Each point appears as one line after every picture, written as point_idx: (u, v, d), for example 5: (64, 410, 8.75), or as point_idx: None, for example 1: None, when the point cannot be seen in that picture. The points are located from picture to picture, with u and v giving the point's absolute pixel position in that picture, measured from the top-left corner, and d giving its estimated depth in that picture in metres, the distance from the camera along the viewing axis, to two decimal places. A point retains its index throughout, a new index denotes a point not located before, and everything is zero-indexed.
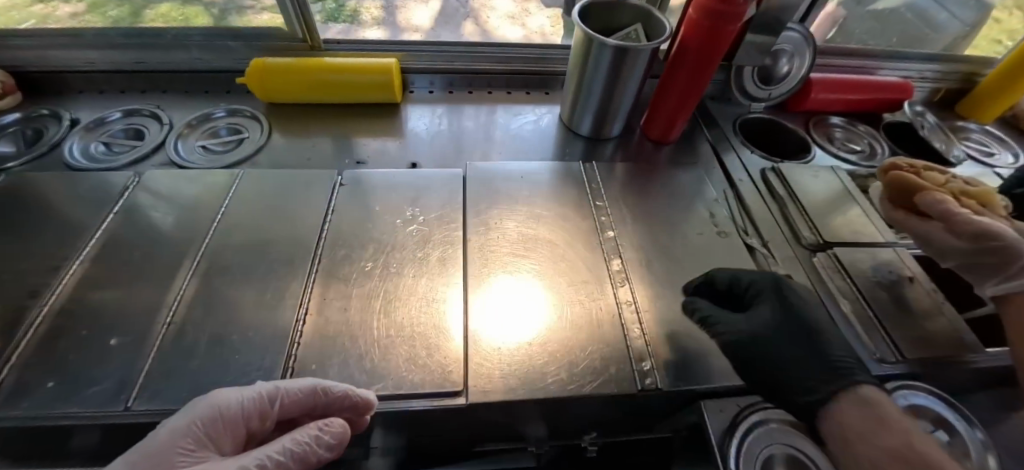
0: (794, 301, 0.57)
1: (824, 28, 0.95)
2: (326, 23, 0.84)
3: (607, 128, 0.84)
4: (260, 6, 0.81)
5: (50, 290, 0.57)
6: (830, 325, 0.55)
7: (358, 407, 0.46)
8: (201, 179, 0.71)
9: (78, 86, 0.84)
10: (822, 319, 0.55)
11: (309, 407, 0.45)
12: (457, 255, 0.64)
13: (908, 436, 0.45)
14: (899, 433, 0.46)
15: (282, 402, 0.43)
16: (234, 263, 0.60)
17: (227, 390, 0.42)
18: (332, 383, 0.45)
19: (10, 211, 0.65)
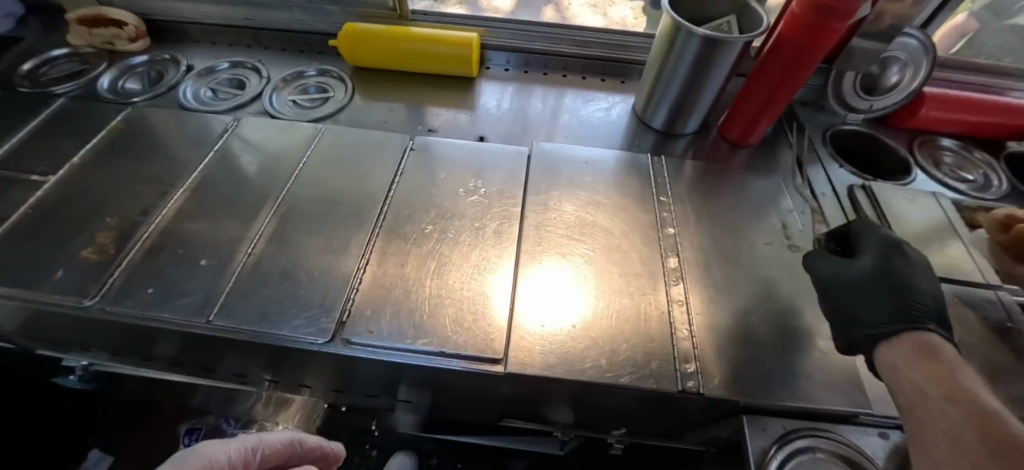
0: (891, 259, 0.54)
1: (950, 40, 0.84)
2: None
3: (681, 123, 0.81)
4: None
5: (158, 211, 0.65)
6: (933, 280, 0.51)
7: (330, 457, 0.67)
8: (288, 129, 0.78)
9: (194, 37, 0.93)
10: (916, 277, 0.51)
11: (285, 456, 0.59)
12: (514, 228, 0.64)
13: (956, 368, 0.41)
14: (949, 364, 0.42)
15: (264, 452, 0.54)
16: (308, 208, 0.66)
17: (210, 446, 0.49)
18: (305, 436, 0.62)
19: (131, 141, 0.74)
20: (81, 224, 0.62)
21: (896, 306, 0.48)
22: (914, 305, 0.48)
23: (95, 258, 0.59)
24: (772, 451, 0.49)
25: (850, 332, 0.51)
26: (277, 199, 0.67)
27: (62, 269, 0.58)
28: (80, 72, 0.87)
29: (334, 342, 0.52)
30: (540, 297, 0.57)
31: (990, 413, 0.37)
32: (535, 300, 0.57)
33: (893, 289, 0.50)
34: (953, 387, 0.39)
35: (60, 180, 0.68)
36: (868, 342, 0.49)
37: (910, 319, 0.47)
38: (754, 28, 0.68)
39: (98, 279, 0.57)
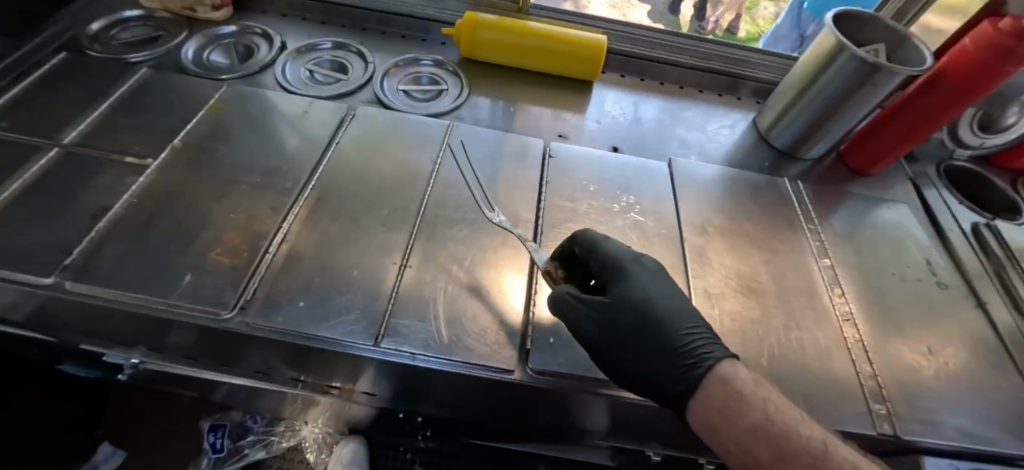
0: (632, 285, 0.50)
1: None
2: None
3: (809, 147, 0.79)
4: None
5: (286, 207, 0.57)
6: (651, 278, 0.50)
7: None
8: (306, 111, 0.69)
9: (281, 10, 0.85)
10: (653, 304, 0.48)
11: None
12: (675, 252, 0.61)
13: (768, 401, 0.40)
14: (762, 405, 0.39)
15: None
16: (454, 216, 0.60)
17: None
18: None
19: (234, 124, 0.66)
20: (201, 218, 0.55)
21: (674, 347, 0.46)
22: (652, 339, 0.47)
23: (227, 260, 0.51)
24: None
25: (663, 388, 0.45)
26: (414, 202, 0.60)
27: (191, 273, 0.50)
28: (156, 39, 0.78)
29: (520, 372, 0.47)
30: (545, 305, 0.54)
31: (820, 459, 0.36)
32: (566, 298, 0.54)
33: (650, 325, 0.47)
34: (774, 440, 0.38)
35: (163, 164, 0.60)
36: (679, 402, 0.45)
37: (702, 357, 0.44)
38: (916, 61, 0.66)
39: (235, 286, 0.49)
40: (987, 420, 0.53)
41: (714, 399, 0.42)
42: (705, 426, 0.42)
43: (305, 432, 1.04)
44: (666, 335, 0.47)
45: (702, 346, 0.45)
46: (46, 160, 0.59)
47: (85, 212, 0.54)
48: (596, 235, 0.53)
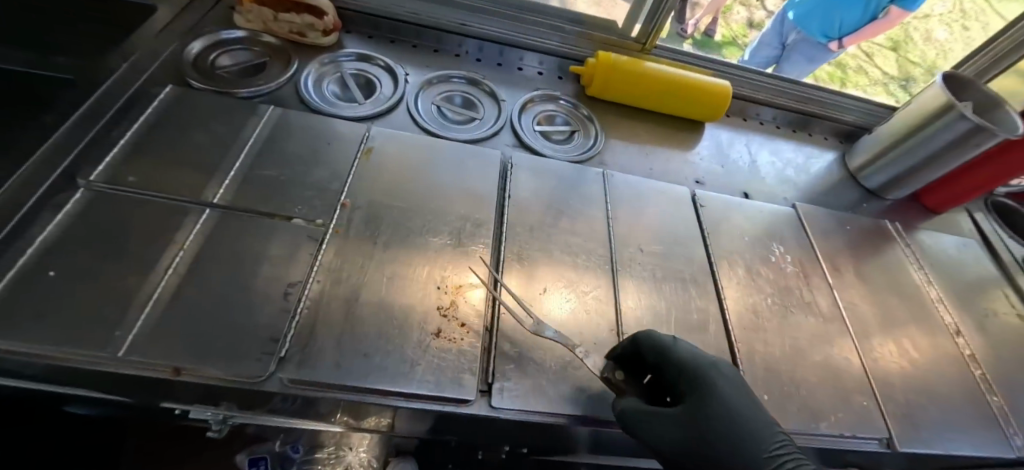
0: (713, 398, 0.47)
1: None
2: None
3: (897, 189, 0.87)
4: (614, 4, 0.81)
5: (486, 276, 0.55)
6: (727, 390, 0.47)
7: None
8: (344, 166, 0.61)
9: (389, 36, 0.80)
10: (736, 420, 0.46)
11: None
12: (827, 300, 0.67)
13: None
14: None
15: None
16: (639, 274, 0.61)
17: None
18: None
19: (393, 176, 0.62)
20: (407, 289, 0.52)
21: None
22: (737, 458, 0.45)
23: (452, 338, 0.49)
24: None
25: None
26: (598, 259, 0.60)
27: (419, 355, 0.48)
28: (262, 67, 0.71)
29: None
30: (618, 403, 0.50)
31: None
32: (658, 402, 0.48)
33: (732, 442, 0.45)
34: None
35: (340, 226, 0.55)
36: None
37: None
38: (1007, 124, 0.76)
39: (472, 369, 0.48)
40: None
41: None
42: None
43: (351, 457, 0.78)
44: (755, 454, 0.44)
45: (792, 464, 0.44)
46: (201, 223, 0.52)
47: (275, 287, 0.49)
48: (663, 338, 0.50)
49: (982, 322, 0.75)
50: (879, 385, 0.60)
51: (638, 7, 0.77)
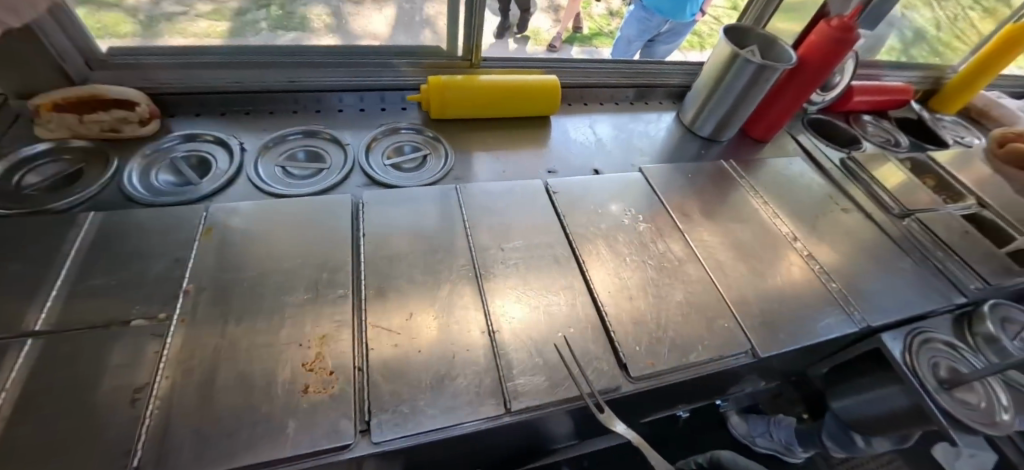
0: None
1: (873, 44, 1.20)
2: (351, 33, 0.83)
3: (725, 130, 0.99)
4: (431, 28, 0.85)
5: (354, 318, 0.56)
6: None
7: None
8: (183, 254, 0.59)
9: (218, 109, 0.79)
10: None
11: None
12: (680, 244, 0.74)
13: None
14: None
15: None
16: (505, 272, 0.64)
17: None
18: None
19: (239, 246, 0.61)
20: (271, 357, 0.51)
21: None
22: None
23: (322, 389, 0.49)
24: (905, 352, 0.73)
25: None
26: (461, 269, 0.63)
27: (288, 418, 0.47)
28: (80, 174, 0.67)
29: (625, 385, 0.56)
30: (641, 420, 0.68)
31: None
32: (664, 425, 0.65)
33: None
34: None
35: (186, 314, 0.53)
36: None
37: None
38: (782, 57, 0.90)
39: (348, 413, 0.48)
40: (900, 296, 0.79)
41: None
42: None
43: None
44: None
45: None
46: (26, 354, 0.48)
47: (119, 397, 0.46)
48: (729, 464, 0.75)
49: (812, 225, 0.87)
50: (736, 305, 0.67)
51: (453, 26, 0.82)
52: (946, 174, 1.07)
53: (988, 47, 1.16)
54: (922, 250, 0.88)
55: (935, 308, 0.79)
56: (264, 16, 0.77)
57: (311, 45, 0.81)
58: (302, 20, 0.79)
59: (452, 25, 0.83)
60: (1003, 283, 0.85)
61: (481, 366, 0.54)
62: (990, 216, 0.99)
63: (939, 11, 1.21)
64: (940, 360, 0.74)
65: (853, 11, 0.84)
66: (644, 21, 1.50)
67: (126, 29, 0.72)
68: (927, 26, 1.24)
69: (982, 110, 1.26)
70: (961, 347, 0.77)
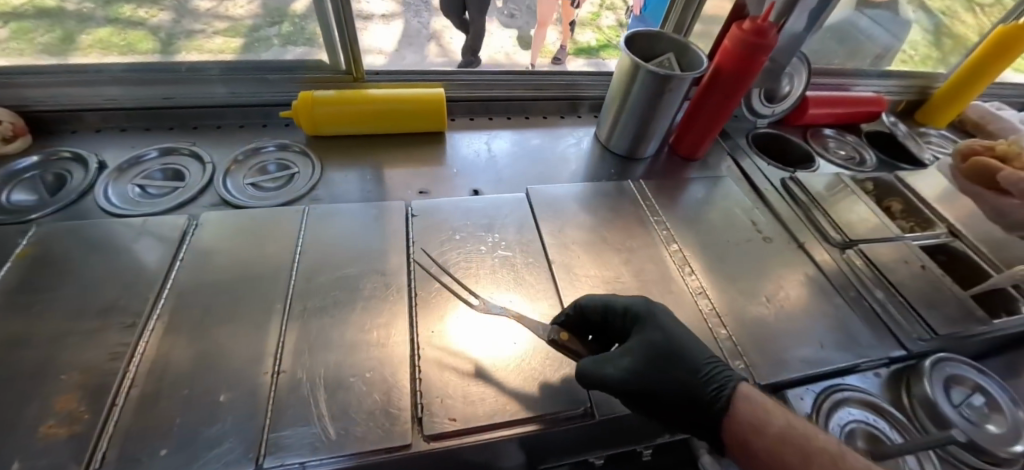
0: (653, 331, 0.54)
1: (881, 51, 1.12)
2: (286, 46, 0.83)
3: (643, 147, 0.90)
4: (313, 43, 0.83)
5: (133, 351, 0.52)
6: (625, 304, 0.57)
7: None
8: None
9: (95, 126, 0.80)
10: (676, 342, 0.53)
11: None
12: (543, 275, 0.66)
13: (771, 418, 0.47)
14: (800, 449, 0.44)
15: None
16: (325, 302, 0.59)
17: None
18: None
19: (53, 267, 0.60)
20: (24, 392, 0.48)
21: (700, 374, 0.51)
22: (688, 372, 0.51)
23: (62, 429, 0.45)
24: (811, 415, 0.60)
25: (696, 395, 0.50)
26: (273, 298, 0.59)
27: (13, 459, 0.43)
28: None
29: (417, 443, 0.48)
30: (490, 339, 0.58)
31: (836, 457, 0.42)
32: (482, 340, 0.57)
33: (673, 356, 0.52)
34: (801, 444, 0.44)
35: None
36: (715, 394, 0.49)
37: (725, 378, 0.51)
38: (695, 64, 0.81)
39: (79, 456, 0.43)
40: (817, 345, 0.66)
41: (745, 427, 0.47)
42: (737, 446, 0.48)
43: None
44: (701, 358, 0.52)
45: (717, 367, 0.52)
46: None
47: None
48: (598, 298, 0.57)
49: (723, 255, 0.76)
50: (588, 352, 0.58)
51: (329, 39, 0.79)
52: (914, 197, 0.92)
53: (977, 53, 1.01)
54: (859, 288, 0.75)
55: (861, 360, 0.66)
56: (278, 33, 0.82)
57: (185, 61, 0.79)
58: (313, 36, 0.82)
59: (331, 38, 0.80)
60: (959, 332, 0.71)
61: (250, 411, 0.48)
62: (961, 248, 0.84)
63: (917, 12, 1.07)
64: (855, 426, 0.61)
65: (767, 11, 0.73)
66: None
67: (148, 46, 0.78)
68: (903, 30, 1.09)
69: (977, 123, 1.10)
70: (891, 410, 0.63)
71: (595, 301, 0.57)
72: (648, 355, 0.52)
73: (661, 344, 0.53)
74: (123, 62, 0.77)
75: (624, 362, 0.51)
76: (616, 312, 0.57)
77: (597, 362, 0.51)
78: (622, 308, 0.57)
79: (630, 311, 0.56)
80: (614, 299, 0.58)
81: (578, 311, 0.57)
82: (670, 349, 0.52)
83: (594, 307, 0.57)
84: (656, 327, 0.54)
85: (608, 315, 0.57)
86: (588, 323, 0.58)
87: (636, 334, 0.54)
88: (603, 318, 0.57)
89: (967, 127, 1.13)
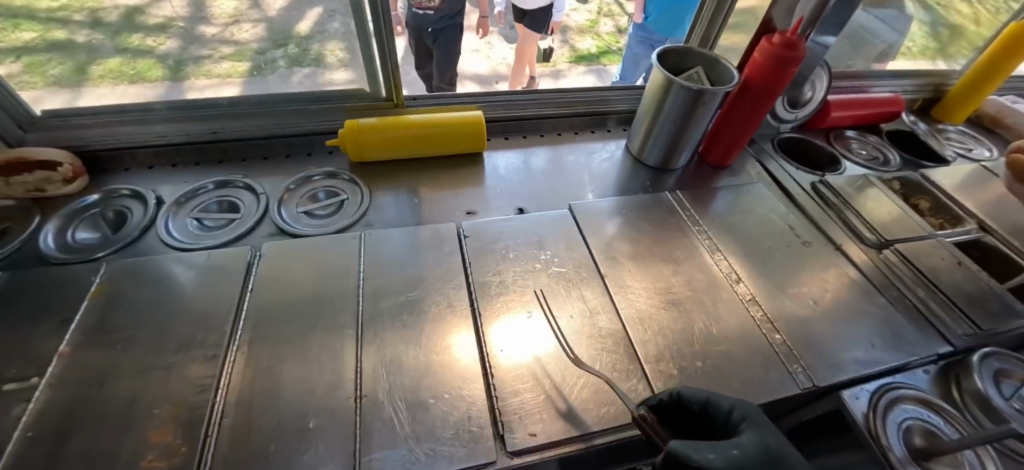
0: (766, 435, 0.47)
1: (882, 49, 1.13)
2: (291, 68, 0.84)
3: (676, 158, 0.92)
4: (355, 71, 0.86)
5: (219, 382, 0.54)
6: (732, 404, 0.51)
7: None
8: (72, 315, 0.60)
9: (147, 162, 0.82)
10: (789, 456, 0.46)
11: None
12: (598, 289, 0.68)
13: None
14: None
15: None
16: (394, 326, 0.61)
17: None
18: None
19: (128, 304, 0.61)
20: (119, 430, 0.49)
21: None
22: None
23: (163, 463, 0.47)
24: (869, 413, 0.60)
25: None
26: (343, 324, 0.60)
27: None
28: (3, 233, 0.70)
29: (501, 460, 0.49)
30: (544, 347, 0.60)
31: None
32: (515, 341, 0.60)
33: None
34: None
35: (54, 377, 0.53)
36: None
37: None
38: (725, 78, 0.83)
39: None
40: (867, 345, 0.68)
41: None
42: None
43: None
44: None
45: None
46: None
47: None
48: (705, 391, 0.52)
49: (765, 259, 0.78)
50: (652, 362, 0.60)
51: (371, 69, 0.83)
52: (941, 194, 0.95)
53: (991, 50, 1.04)
54: (901, 288, 0.77)
55: (911, 359, 0.67)
56: (283, 55, 0.82)
57: (231, 93, 0.82)
58: (318, 56, 0.83)
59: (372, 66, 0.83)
60: (1001, 327, 0.72)
61: (340, 439, 0.50)
62: (993, 242, 0.86)
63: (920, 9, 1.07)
64: (911, 423, 0.61)
65: (796, 25, 0.75)
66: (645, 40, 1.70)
67: (157, 73, 0.78)
68: (898, 26, 1.09)
69: (995, 117, 1.13)
70: (946, 407, 0.64)
71: (697, 395, 0.52)
72: (758, 458, 0.44)
73: (771, 448, 0.45)
74: (172, 98, 0.79)
75: (729, 453, 0.43)
76: (718, 410, 0.51)
77: (699, 445, 0.43)
78: (728, 407, 0.51)
79: (736, 411, 0.50)
80: (718, 396, 0.52)
81: (674, 399, 0.52)
82: (782, 462, 0.45)
83: (695, 398, 0.52)
84: (769, 434, 0.47)
85: (711, 408, 0.51)
86: (681, 416, 0.52)
87: (742, 431, 0.47)
88: (700, 413, 0.51)
89: (984, 122, 1.16)
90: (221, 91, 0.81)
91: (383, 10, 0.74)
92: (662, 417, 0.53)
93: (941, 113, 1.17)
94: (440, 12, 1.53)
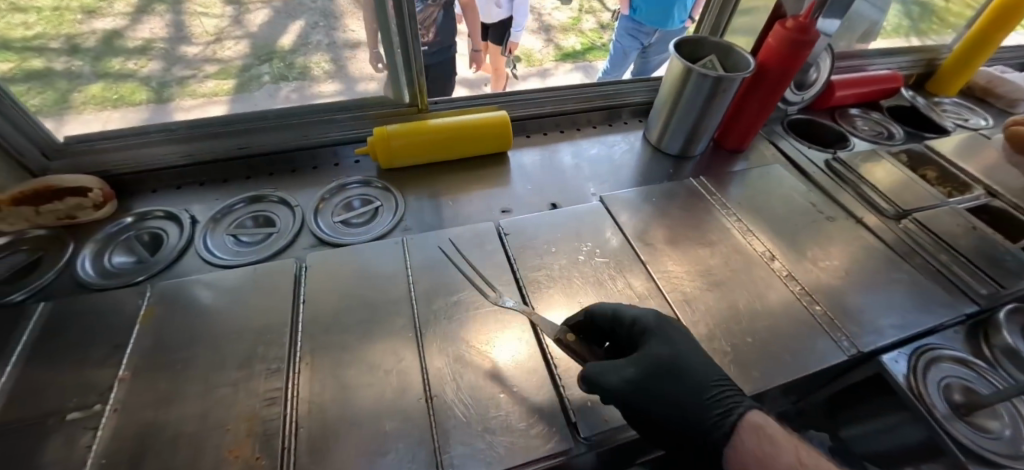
0: (663, 344, 0.55)
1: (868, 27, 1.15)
2: (275, 83, 0.82)
3: (695, 145, 0.94)
4: (376, 79, 0.87)
5: (287, 395, 0.54)
6: (634, 313, 0.59)
7: None
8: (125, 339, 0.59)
9: (174, 183, 0.81)
10: (683, 360, 0.54)
11: None
12: (642, 276, 0.69)
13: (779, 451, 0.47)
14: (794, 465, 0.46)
15: None
16: (451, 325, 0.61)
17: None
18: None
19: (181, 323, 0.61)
20: (195, 448, 0.49)
21: (705, 395, 0.52)
22: (695, 393, 0.52)
23: None
24: (911, 375, 0.63)
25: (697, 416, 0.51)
26: (401, 328, 0.61)
27: None
28: (39, 262, 0.68)
29: (577, 447, 0.50)
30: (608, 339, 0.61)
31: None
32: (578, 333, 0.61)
33: (678, 374, 0.53)
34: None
35: (119, 402, 0.53)
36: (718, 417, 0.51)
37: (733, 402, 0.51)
38: (741, 65, 0.86)
39: None
40: (901, 311, 0.71)
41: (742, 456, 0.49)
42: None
43: None
44: (707, 378, 0.53)
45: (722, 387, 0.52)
46: None
47: None
48: (610, 304, 0.59)
49: (792, 235, 0.80)
50: (705, 341, 0.62)
51: (395, 75, 0.84)
52: (946, 164, 0.99)
53: (979, 24, 1.09)
54: (924, 255, 0.80)
55: (942, 321, 0.70)
56: (268, 71, 0.80)
57: (254, 109, 0.81)
58: (302, 70, 0.81)
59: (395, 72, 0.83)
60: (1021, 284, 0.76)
61: (416, 440, 0.50)
62: (1001, 205, 0.90)
63: None
64: (950, 381, 0.64)
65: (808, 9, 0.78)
66: (634, 31, 1.73)
67: (140, 97, 0.74)
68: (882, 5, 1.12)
69: (986, 87, 1.19)
70: (979, 364, 0.67)
71: (604, 310, 0.59)
72: (651, 369, 0.54)
73: (670, 356, 0.54)
74: (193, 117, 0.78)
75: (625, 371, 0.53)
76: (623, 323, 0.58)
77: (602, 367, 0.53)
78: (629, 319, 0.58)
79: (637, 322, 0.58)
80: (623, 308, 0.59)
81: (589, 317, 0.59)
82: (676, 366, 0.54)
83: (603, 314, 0.59)
84: (665, 342, 0.55)
85: (617, 320, 0.58)
86: (599, 331, 0.61)
87: (644, 343, 0.56)
88: (613, 327, 0.59)
89: (976, 93, 1.22)
90: (244, 107, 0.81)
91: (408, 16, 0.75)
92: (583, 331, 0.61)
93: (936, 87, 1.21)
94: (434, 46, 1.49)
